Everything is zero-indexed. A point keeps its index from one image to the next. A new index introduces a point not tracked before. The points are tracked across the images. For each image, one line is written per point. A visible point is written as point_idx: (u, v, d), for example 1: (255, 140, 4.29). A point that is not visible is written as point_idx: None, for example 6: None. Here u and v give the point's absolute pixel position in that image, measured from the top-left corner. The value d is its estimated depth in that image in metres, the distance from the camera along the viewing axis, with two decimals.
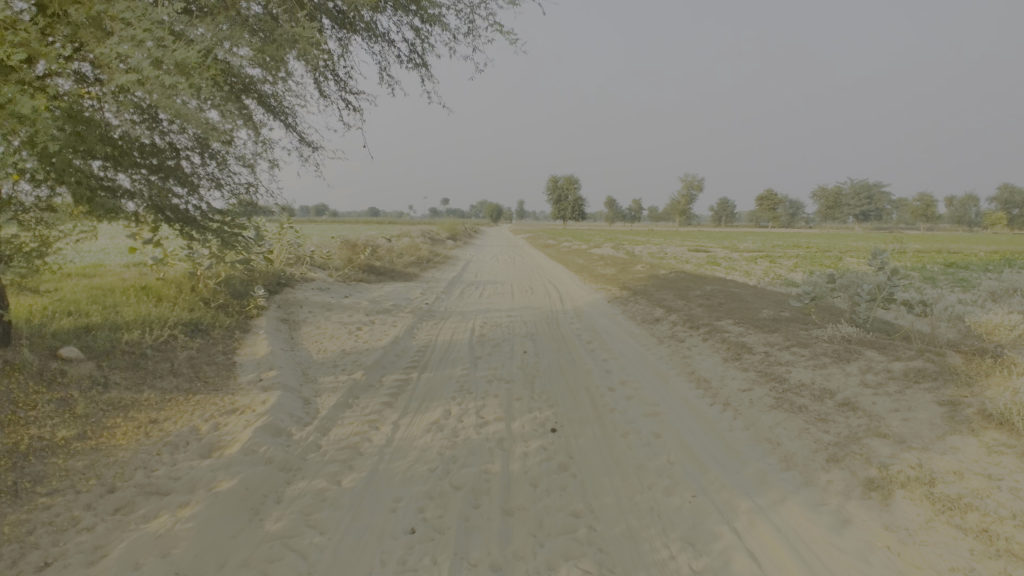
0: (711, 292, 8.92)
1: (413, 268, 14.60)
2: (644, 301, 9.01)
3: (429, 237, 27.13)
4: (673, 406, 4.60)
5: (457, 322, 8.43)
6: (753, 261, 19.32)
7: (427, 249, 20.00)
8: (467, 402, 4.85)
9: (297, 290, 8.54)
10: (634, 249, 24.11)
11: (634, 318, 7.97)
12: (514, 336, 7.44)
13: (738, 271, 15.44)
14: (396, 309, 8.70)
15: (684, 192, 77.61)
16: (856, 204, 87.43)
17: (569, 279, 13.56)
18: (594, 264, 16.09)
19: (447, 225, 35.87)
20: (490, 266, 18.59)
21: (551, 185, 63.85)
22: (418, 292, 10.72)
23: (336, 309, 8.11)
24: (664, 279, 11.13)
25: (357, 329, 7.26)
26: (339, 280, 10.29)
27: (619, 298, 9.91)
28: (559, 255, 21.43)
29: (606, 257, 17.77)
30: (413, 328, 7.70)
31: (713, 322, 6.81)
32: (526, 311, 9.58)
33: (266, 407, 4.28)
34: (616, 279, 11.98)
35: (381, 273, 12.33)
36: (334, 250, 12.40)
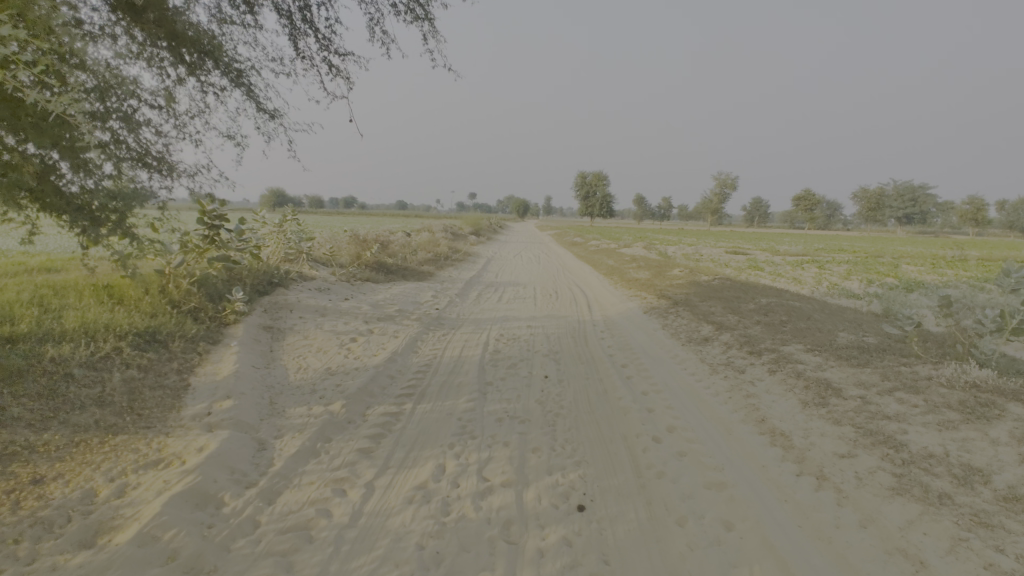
0: (766, 307, 7.61)
1: (428, 266, 13.55)
2: (687, 314, 7.74)
3: (451, 233, 26.21)
4: (744, 473, 3.39)
5: (468, 334, 7.31)
6: (800, 267, 17.74)
7: (446, 244, 18.95)
8: (468, 452, 3.74)
9: (290, 292, 7.55)
10: (666, 250, 22.66)
11: (676, 338, 6.72)
12: (534, 355, 6.28)
13: (786, 278, 13.97)
14: (400, 316, 7.63)
15: (717, 190, 75.05)
16: (900, 207, 83.37)
17: (598, 283, 12.34)
18: (626, 265, 14.83)
19: (471, 220, 34.82)
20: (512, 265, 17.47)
21: (579, 181, 62.37)
22: (430, 295, 9.64)
23: (331, 315, 7.08)
24: (707, 287, 9.83)
25: (350, 341, 6.23)
26: (342, 279, 9.29)
27: (656, 308, 8.67)
28: (585, 255, 20.17)
29: (637, 258, 16.45)
30: (416, 341, 6.62)
31: (778, 348, 5.54)
32: (549, 321, 8.41)
33: (199, 459, 3.22)
34: (650, 286, 10.72)
35: (392, 271, 11.31)
36: (341, 246, 11.41)
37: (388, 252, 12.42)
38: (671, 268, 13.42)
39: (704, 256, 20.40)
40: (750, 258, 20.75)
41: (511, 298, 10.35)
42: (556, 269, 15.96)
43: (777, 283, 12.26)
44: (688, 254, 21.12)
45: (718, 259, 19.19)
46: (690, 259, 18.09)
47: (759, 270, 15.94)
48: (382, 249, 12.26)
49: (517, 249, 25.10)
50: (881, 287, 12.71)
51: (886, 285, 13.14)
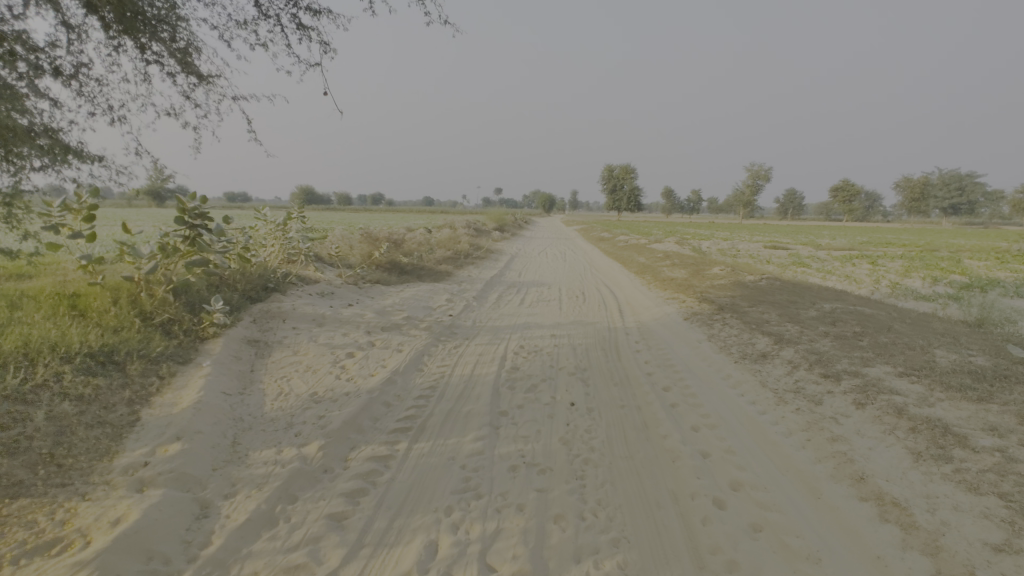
0: (831, 314, 6.50)
1: (446, 265, 12.70)
2: (736, 323, 6.67)
3: (473, 228, 25.40)
4: (849, 566, 2.43)
5: (484, 346, 6.40)
6: (850, 263, 16.30)
7: (467, 241, 18.08)
8: (470, 523, 2.85)
9: (286, 298, 6.76)
10: (701, 244, 21.32)
11: (726, 354, 5.69)
12: (558, 375, 5.35)
13: (838, 277, 12.65)
14: (407, 325, 6.78)
15: (750, 181, 72.47)
16: (946, 197, 79.11)
17: (629, 283, 11.29)
18: (659, 262, 13.72)
19: (495, 216, 33.88)
20: (536, 263, 16.54)
21: (607, 173, 60.95)
22: (444, 299, 8.77)
23: (328, 325, 6.27)
24: (755, 289, 8.70)
25: (345, 358, 5.40)
26: (349, 283, 8.50)
27: (698, 314, 7.62)
28: (614, 252, 19.09)
29: (671, 255, 15.29)
30: (422, 357, 5.76)
31: (862, 373, 4.47)
32: (576, 329, 7.45)
33: (107, 540, 2.40)
34: (689, 288, 9.63)
35: (405, 272, 10.51)
36: (351, 245, 10.62)
37: (403, 249, 11.59)
38: (709, 266, 12.27)
39: (742, 252, 19.03)
40: (793, 254, 19.29)
41: (532, 302, 9.40)
42: (583, 267, 14.91)
43: (831, 284, 10.99)
44: (724, 250, 19.78)
45: (759, 255, 17.83)
46: (728, 255, 16.79)
47: (805, 268, 14.63)
48: (396, 247, 11.44)
49: (541, 246, 24.06)
50: (951, 287, 11.31)
51: (956, 285, 11.71)
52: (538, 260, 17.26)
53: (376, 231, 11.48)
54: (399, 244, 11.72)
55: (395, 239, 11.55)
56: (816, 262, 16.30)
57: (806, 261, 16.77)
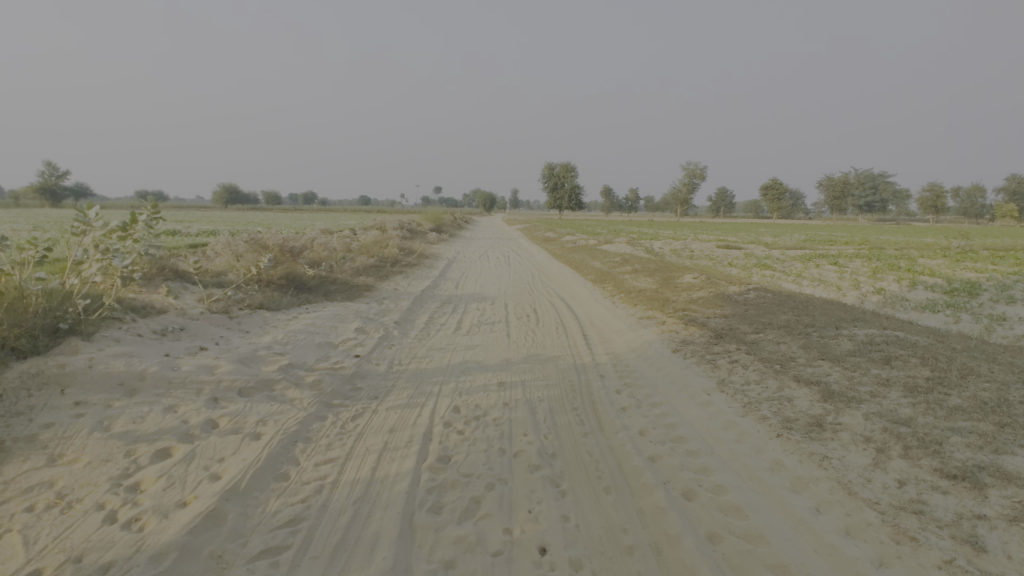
0: (874, 346, 4.84)
1: (365, 278, 10.33)
2: (749, 363, 4.87)
3: (406, 230, 22.98)
4: None
5: (397, 413, 4.26)
6: (811, 263, 15.29)
7: (395, 244, 15.62)
8: None
9: (86, 347, 4.33)
10: (654, 245, 19.94)
11: (757, 420, 3.83)
12: (513, 477, 3.30)
13: (814, 282, 11.36)
14: (282, 381, 4.52)
15: (686, 181, 73.62)
16: (863, 195, 83.93)
17: (588, 298, 9.41)
18: (617, 268, 12.00)
19: (433, 216, 31.28)
20: (476, 269, 14.44)
21: (547, 171, 59.79)
22: (352, 329, 6.51)
23: (144, 394, 3.93)
24: (748, 306, 7.01)
25: (149, 464, 3.14)
26: (211, 311, 6.07)
27: (690, 344, 5.81)
28: (561, 255, 17.32)
29: (628, 258, 13.60)
30: (294, 446, 3.57)
31: (1012, 475, 2.74)
32: (530, 372, 5.42)
33: None
34: (664, 303, 7.84)
35: (305, 291, 8.13)
36: (233, 256, 8.09)
37: (307, 259, 9.15)
38: (677, 273, 10.61)
39: (699, 254, 17.67)
40: (750, 255, 18.19)
41: (468, 328, 7.28)
42: (531, 275, 12.98)
43: (815, 292, 9.61)
44: (680, 251, 18.42)
45: (717, 258, 16.54)
46: (688, 258, 15.33)
47: (773, 271, 13.35)
48: (298, 258, 9.00)
49: (483, 249, 21.89)
50: (935, 291, 10.23)
51: (937, 288, 10.68)
52: (479, 267, 15.08)
53: (269, 236, 8.95)
54: (302, 253, 9.28)
55: (295, 248, 9.07)
56: (779, 264, 15.14)
57: (767, 263, 15.61)
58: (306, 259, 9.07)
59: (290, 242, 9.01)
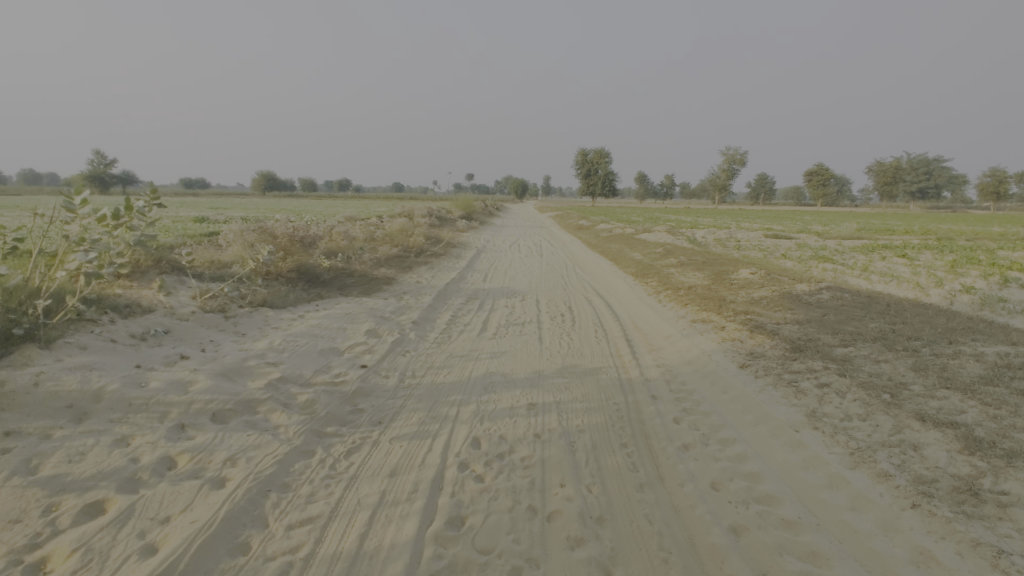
0: (1013, 371, 3.77)
1: (386, 270, 9.57)
2: (846, 388, 3.87)
3: (433, 217, 22.26)
4: None
5: (402, 448, 3.43)
6: (875, 256, 13.84)
7: (422, 232, 14.84)
8: None
9: (38, 358, 3.63)
10: (695, 234, 18.69)
11: (877, 478, 2.86)
12: (547, 558, 2.43)
13: (885, 278, 10.06)
14: (268, 402, 3.75)
15: (725, 166, 70.73)
16: (917, 181, 79.13)
17: (630, 295, 8.43)
18: (659, 260, 10.92)
19: (463, 202, 30.48)
20: (505, 260, 13.56)
21: (581, 157, 58.19)
22: (362, 331, 5.72)
23: (95, 419, 3.20)
24: (826, 309, 5.92)
25: (70, 529, 2.38)
26: (205, 309, 5.38)
27: (760, 358, 4.81)
28: (596, 245, 16.27)
29: (671, 249, 12.48)
30: (265, 499, 2.77)
31: None
32: (567, 391, 4.51)
33: None
34: (721, 304, 6.81)
35: (316, 285, 7.41)
36: (245, 245, 7.37)
37: (322, 250, 8.41)
38: (730, 267, 9.48)
39: (747, 244, 16.35)
40: (803, 245, 16.75)
41: (495, 331, 6.41)
42: (564, 267, 12.04)
43: (892, 290, 8.38)
44: (726, 241, 17.11)
45: (767, 249, 15.21)
46: (736, 250, 14.08)
47: (833, 265, 12.04)
48: (312, 248, 8.26)
49: (514, 237, 20.94)
50: None
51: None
52: (509, 257, 14.20)
53: (280, 225, 8.22)
54: (316, 243, 8.56)
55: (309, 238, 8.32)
56: (838, 257, 13.73)
57: (824, 254, 14.23)
58: (321, 251, 8.31)
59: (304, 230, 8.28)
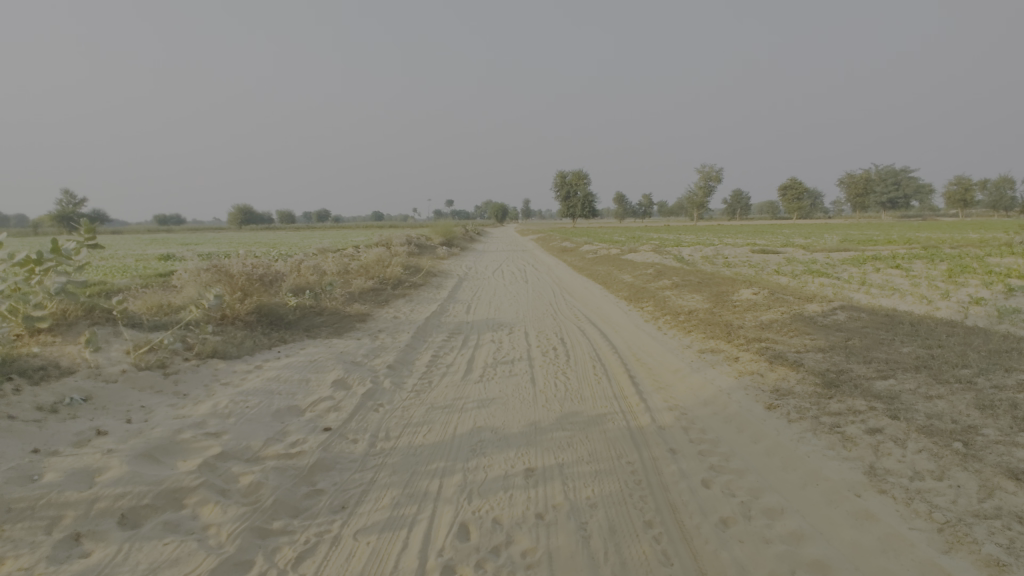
0: None
1: (360, 306, 8.81)
2: (904, 436, 3.23)
3: (413, 245, 21.61)
4: None
5: (370, 548, 2.68)
6: (869, 268, 13.47)
7: (399, 262, 14.08)
8: None
9: None
10: (682, 253, 18.28)
11: (987, 569, 2.19)
12: None
13: (888, 292, 9.59)
14: (199, 490, 2.98)
15: (702, 184, 71.64)
16: (887, 191, 81.06)
17: (625, 322, 7.81)
18: (652, 282, 10.34)
19: (443, 229, 29.80)
20: (489, 288, 12.89)
21: (559, 180, 58.34)
22: (328, 382, 4.96)
23: None
24: (848, 333, 5.34)
25: None
26: (140, 366, 4.59)
27: (788, 397, 4.17)
28: (583, 268, 15.71)
29: (662, 269, 11.94)
30: None
31: None
32: (570, 448, 3.80)
33: None
34: (729, 330, 6.20)
35: (277, 329, 6.64)
36: (198, 281, 6.65)
37: (286, 289, 7.63)
38: (728, 288, 8.93)
39: (735, 261, 15.92)
40: (792, 260, 16.38)
41: (481, 374, 5.68)
42: (552, 293, 11.39)
43: (903, 306, 7.87)
44: (713, 258, 16.68)
45: (757, 266, 14.78)
46: (727, 268, 13.62)
47: (830, 279, 11.59)
48: (275, 287, 7.48)
49: (497, 263, 20.27)
50: None
51: None
52: (492, 285, 13.51)
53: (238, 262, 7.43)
54: (281, 279, 7.82)
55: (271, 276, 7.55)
56: (831, 270, 13.32)
57: (816, 269, 13.82)
58: (285, 291, 7.56)
59: (266, 266, 7.53)
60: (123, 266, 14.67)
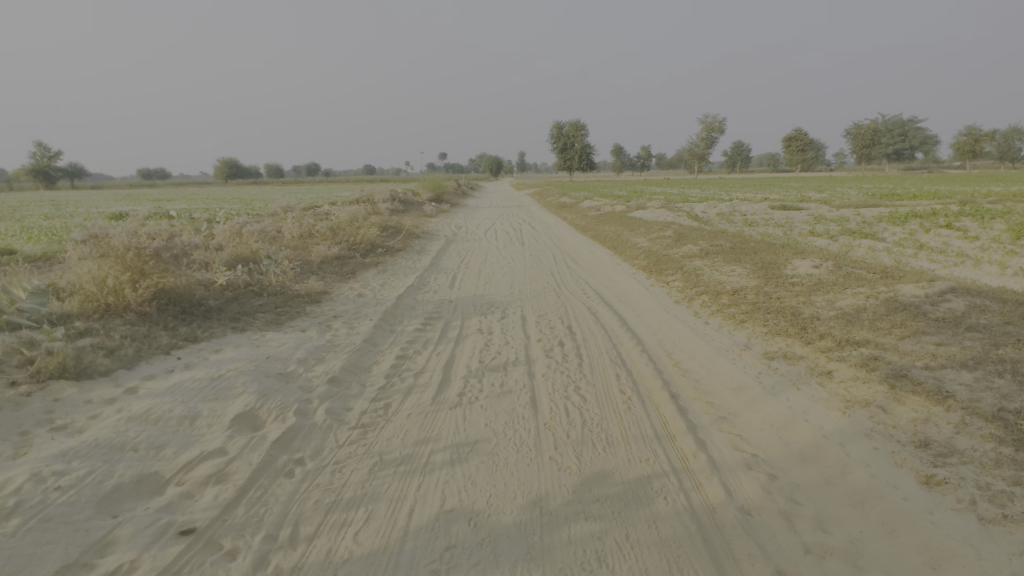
0: None
1: (315, 282, 7.07)
2: None
3: (397, 201, 19.62)
4: None
5: None
6: (915, 228, 11.76)
7: (376, 222, 12.20)
8: None
9: None
10: (695, 210, 16.49)
11: None
12: None
13: (961, 262, 7.92)
14: None
15: (704, 134, 68.64)
16: (894, 142, 78.33)
17: (651, 306, 6.12)
18: (674, 248, 8.61)
19: (432, 183, 27.63)
20: (479, 253, 11.14)
21: (556, 131, 55.41)
22: (226, 419, 3.27)
23: None
24: (991, 336, 3.68)
25: None
26: None
27: (956, 461, 2.55)
28: (586, 228, 13.91)
29: (681, 231, 10.16)
30: None
31: None
32: (603, 574, 2.16)
33: None
34: (800, 324, 4.54)
35: (186, 321, 4.95)
36: (75, 260, 4.92)
37: (214, 270, 6.25)
38: (773, 258, 7.21)
39: (757, 220, 14.13)
40: (820, 218, 14.57)
41: (460, 395, 4.02)
42: (552, 261, 9.67)
43: (1001, 283, 6.21)
44: (733, 217, 14.84)
45: (785, 225, 13.00)
46: (753, 229, 11.85)
47: (878, 243, 9.86)
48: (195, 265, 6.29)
49: (489, 221, 18.37)
50: None
51: None
52: (483, 249, 11.74)
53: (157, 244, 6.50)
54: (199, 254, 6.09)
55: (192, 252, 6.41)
56: (873, 231, 11.57)
57: (853, 229, 12.04)
58: (214, 269, 6.32)
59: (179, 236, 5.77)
60: (60, 227, 12.70)
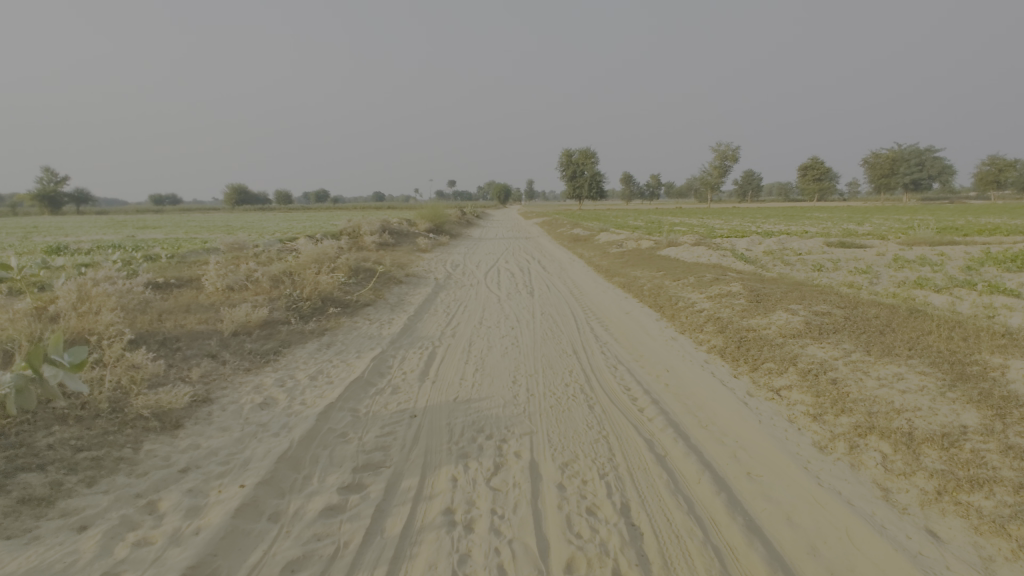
0: None
1: (190, 385, 4.32)
2: None
3: (389, 234, 17.06)
4: None
5: None
6: None
7: (342, 264, 9.45)
8: None
9: None
10: (738, 248, 13.75)
11: None
12: None
13: None
14: None
15: (719, 162, 66.43)
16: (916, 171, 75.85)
17: (775, 456, 3.27)
18: (757, 317, 5.81)
19: (433, 211, 25.13)
20: (474, 308, 8.39)
21: (566, 158, 53.33)
22: None
23: None
24: None
25: None
26: None
27: None
28: (611, 270, 11.15)
29: (751, 286, 7.34)
30: None
31: None
32: None
33: None
34: None
35: None
36: None
37: None
38: (944, 347, 4.37)
39: (825, 264, 11.20)
40: (901, 260, 11.75)
41: None
42: (574, 326, 6.87)
43: None
44: (790, 259, 12.06)
45: (867, 271, 10.19)
46: (833, 280, 9.05)
47: None
48: None
49: (494, 256, 15.76)
50: None
51: None
52: (480, 300, 8.98)
53: None
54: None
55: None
56: (1000, 283, 8.61)
57: (969, 280, 9.06)
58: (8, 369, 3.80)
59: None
60: None
